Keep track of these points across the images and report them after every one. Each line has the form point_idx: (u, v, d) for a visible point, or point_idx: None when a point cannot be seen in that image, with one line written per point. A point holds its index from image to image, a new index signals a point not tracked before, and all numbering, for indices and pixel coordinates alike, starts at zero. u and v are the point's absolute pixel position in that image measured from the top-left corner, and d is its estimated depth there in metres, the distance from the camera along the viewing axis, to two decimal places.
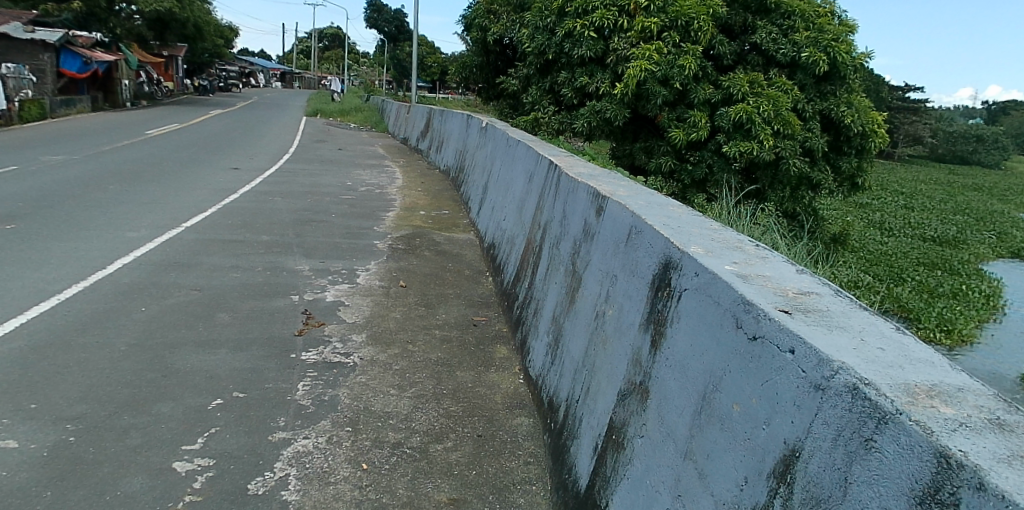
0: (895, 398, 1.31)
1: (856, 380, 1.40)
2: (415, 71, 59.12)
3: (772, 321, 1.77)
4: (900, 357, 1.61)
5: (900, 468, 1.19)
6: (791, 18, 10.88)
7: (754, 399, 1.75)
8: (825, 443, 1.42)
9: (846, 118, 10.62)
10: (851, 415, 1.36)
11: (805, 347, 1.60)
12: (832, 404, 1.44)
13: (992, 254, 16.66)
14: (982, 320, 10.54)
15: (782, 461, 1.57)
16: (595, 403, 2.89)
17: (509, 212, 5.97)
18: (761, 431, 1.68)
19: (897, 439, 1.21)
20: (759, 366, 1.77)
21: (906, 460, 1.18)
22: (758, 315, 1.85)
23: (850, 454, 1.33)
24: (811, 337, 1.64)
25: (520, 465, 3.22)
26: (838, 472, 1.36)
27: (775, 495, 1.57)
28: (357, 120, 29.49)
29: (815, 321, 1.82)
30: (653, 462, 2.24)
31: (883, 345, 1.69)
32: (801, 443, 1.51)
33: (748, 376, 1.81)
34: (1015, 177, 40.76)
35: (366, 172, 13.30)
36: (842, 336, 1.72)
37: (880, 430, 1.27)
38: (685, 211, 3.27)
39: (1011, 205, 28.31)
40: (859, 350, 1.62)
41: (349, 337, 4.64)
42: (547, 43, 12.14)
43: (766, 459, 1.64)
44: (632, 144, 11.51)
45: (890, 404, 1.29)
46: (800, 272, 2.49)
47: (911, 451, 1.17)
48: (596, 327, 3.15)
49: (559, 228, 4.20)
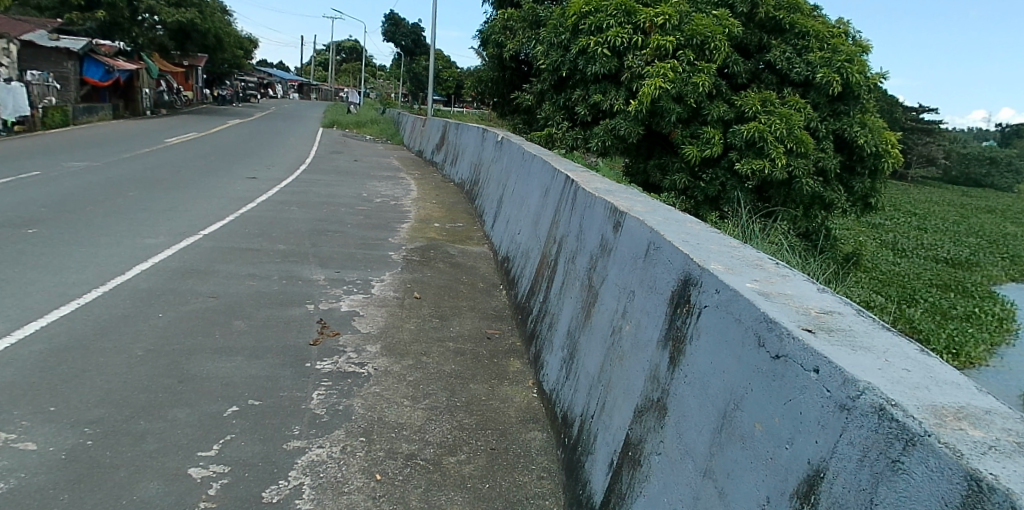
0: (924, 420, 1.33)
1: (882, 401, 1.43)
2: (430, 83, 59.53)
3: (796, 341, 1.81)
4: (926, 378, 1.63)
5: (929, 489, 1.21)
6: (805, 38, 10.88)
7: (777, 418, 1.78)
8: (850, 463, 1.45)
9: (860, 139, 10.55)
10: (878, 437, 1.39)
11: (831, 366, 1.63)
12: (858, 425, 1.47)
13: (1005, 277, 16.50)
14: (994, 343, 10.43)
15: (805, 481, 1.60)
16: (610, 419, 2.90)
17: (524, 226, 5.99)
18: (785, 451, 1.71)
19: (926, 461, 1.23)
20: (782, 385, 1.80)
21: (936, 482, 1.19)
22: (781, 334, 1.88)
23: (876, 475, 1.36)
24: (835, 357, 1.67)
25: (533, 479, 3.21)
26: (864, 493, 1.38)
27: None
28: (372, 132, 29.76)
29: (839, 341, 1.85)
30: (669, 481, 2.26)
31: (909, 366, 1.71)
32: (825, 463, 1.54)
33: (770, 395, 1.83)
34: None
35: (381, 183, 13.40)
36: (866, 356, 1.75)
37: (908, 452, 1.29)
38: (703, 227, 3.27)
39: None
40: (886, 371, 1.64)
41: (363, 348, 4.65)
42: (561, 60, 12.24)
43: (788, 479, 1.66)
44: (646, 161, 11.47)
45: (918, 426, 1.31)
46: (821, 290, 2.52)
47: (940, 473, 1.19)
48: (613, 343, 3.15)
49: (575, 243, 4.19)
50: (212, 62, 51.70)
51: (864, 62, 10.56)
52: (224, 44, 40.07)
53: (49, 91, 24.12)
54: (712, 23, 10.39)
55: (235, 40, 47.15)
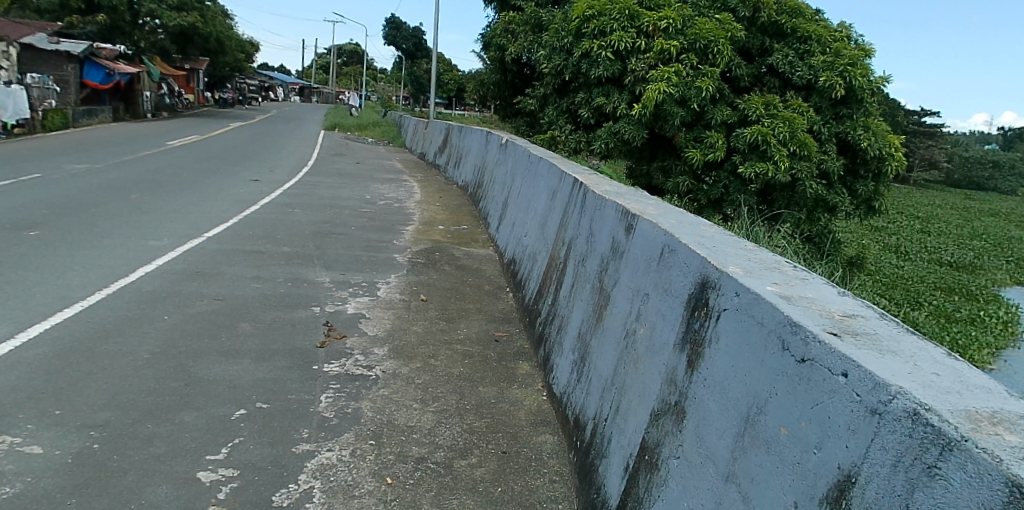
0: (959, 425, 1.33)
1: (916, 406, 1.44)
2: (431, 86, 59.73)
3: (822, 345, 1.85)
4: (959, 384, 1.66)
5: (967, 497, 1.20)
6: (808, 41, 10.84)
7: (804, 423, 1.83)
8: (882, 469, 1.46)
9: (863, 142, 10.51)
10: (913, 441, 1.39)
11: (860, 370, 1.66)
12: (890, 429, 1.47)
13: (1010, 280, 16.49)
14: (999, 346, 10.40)
15: (834, 487, 1.63)
16: (625, 422, 2.92)
17: (530, 229, 5.95)
18: (813, 455, 1.75)
19: (964, 467, 1.22)
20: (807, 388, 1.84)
21: (975, 488, 1.18)
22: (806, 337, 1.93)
23: (912, 481, 1.36)
24: (864, 361, 1.71)
25: (545, 483, 3.18)
26: (899, 499, 1.39)
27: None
28: (374, 134, 29.81)
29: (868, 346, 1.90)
30: (690, 485, 2.35)
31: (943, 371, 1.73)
32: (856, 469, 1.57)
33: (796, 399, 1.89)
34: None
35: (383, 185, 13.38)
36: (896, 362, 1.78)
37: (944, 457, 1.28)
38: (717, 229, 3.23)
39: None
40: (918, 374, 1.65)
41: (370, 350, 4.61)
42: (564, 64, 12.25)
43: (817, 484, 1.70)
44: (649, 164, 11.47)
45: (954, 431, 1.30)
46: (842, 292, 2.52)
47: (981, 479, 1.18)
48: (626, 346, 3.13)
49: (584, 246, 4.17)
50: (213, 65, 51.78)
51: (867, 66, 10.55)
52: (224, 47, 40.10)
53: (49, 94, 24.11)
54: (716, 27, 10.31)
55: (235, 43, 47.20)
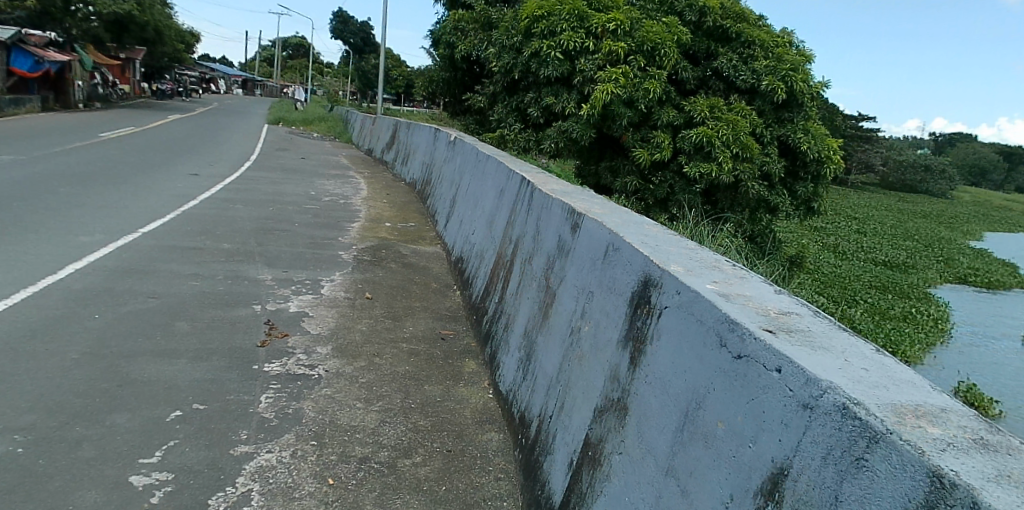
0: (884, 420, 1.61)
1: (844, 401, 1.71)
2: (380, 83, 58.97)
3: (758, 342, 2.06)
4: (883, 378, 1.95)
5: (893, 485, 1.46)
6: (751, 46, 11.10)
7: (741, 417, 2.03)
8: (814, 460, 1.71)
9: (803, 145, 10.86)
10: (842, 433, 1.66)
11: (794, 367, 1.90)
12: (821, 423, 1.73)
13: (939, 279, 17.32)
14: (930, 342, 10.90)
15: (769, 478, 1.86)
16: (569, 419, 2.94)
17: (478, 227, 5.93)
18: (750, 448, 1.96)
19: (888, 458, 1.50)
20: (745, 383, 2.05)
21: (899, 477, 1.45)
22: (743, 334, 2.12)
23: (840, 472, 1.62)
24: (797, 358, 1.95)
25: (490, 480, 3.17)
26: (829, 490, 1.64)
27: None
28: (321, 130, 29.24)
29: (798, 341, 2.09)
30: (631, 480, 2.42)
31: (867, 366, 2.01)
32: (789, 461, 1.80)
33: (734, 394, 2.08)
34: (956, 209, 42.78)
35: (329, 182, 13.13)
36: (825, 357, 2.01)
37: (871, 449, 1.55)
38: (660, 229, 3.29)
39: (956, 234, 29.66)
40: (845, 370, 1.94)
41: (313, 349, 4.51)
42: (513, 62, 12.27)
43: (753, 476, 1.91)
44: (597, 164, 11.62)
45: (880, 424, 1.58)
46: (778, 290, 2.58)
47: (904, 469, 1.44)
48: (571, 344, 3.15)
49: (531, 244, 4.19)
50: (152, 55, 49.85)
51: (808, 71, 10.88)
52: (164, 36, 38.65)
53: None
54: (662, 30, 10.41)
55: (175, 33, 45.56)
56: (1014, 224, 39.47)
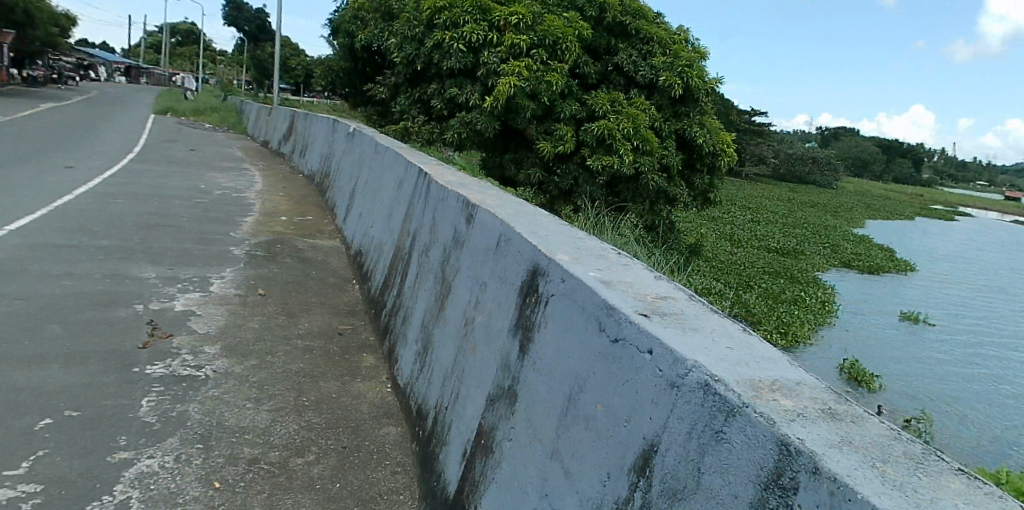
0: (742, 394, 1.74)
1: (706, 378, 1.82)
2: (281, 73, 56.84)
3: (632, 325, 2.12)
4: (746, 355, 2.06)
5: (746, 455, 1.60)
6: (649, 43, 11.43)
7: (616, 398, 2.09)
8: (679, 436, 1.82)
9: (699, 138, 11.36)
10: (704, 409, 1.77)
11: (663, 348, 1.97)
12: (686, 399, 1.84)
13: (826, 264, 18.59)
14: (819, 322, 11.69)
15: (640, 456, 1.94)
16: (463, 409, 2.94)
17: (376, 220, 5.85)
18: (624, 428, 2.02)
19: (743, 430, 1.63)
20: (620, 365, 2.11)
21: (752, 448, 1.59)
22: (620, 319, 2.18)
23: (701, 445, 1.74)
24: (666, 339, 2.02)
25: (386, 475, 3.14)
26: (692, 463, 1.75)
27: (635, 488, 1.92)
28: (215, 120, 27.88)
29: (670, 323, 2.17)
30: (520, 465, 2.45)
31: (732, 344, 2.12)
32: (658, 438, 1.89)
33: (611, 376, 2.14)
34: (841, 199, 46.01)
35: (222, 175, 12.54)
36: (695, 338, 2.10)
37: (728, 423, 1.68)
38: (552, 219, 3.34)
39: (840, 221, 31.90)
40: (711, 348, 2.04)
41: (200, 349, 4.31)
42: (416, 53, 12.14)
43: (626, 455, 1.99)
44: (502, 156, 11.65)
45: (736, 399, 1.71)
46: (659, 276, 2.67)
47: (755, 440, 1.58)
48: (465, 334, 3.15)
49: (428, 236, 4.15)
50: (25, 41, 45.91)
51: (702, 68, 11.35)
52: (37, 19, 35.67)
53: None
54: (564, 24, 10.64)
55: (50, 17, 42.11)
56: (890, 212, 42.92)
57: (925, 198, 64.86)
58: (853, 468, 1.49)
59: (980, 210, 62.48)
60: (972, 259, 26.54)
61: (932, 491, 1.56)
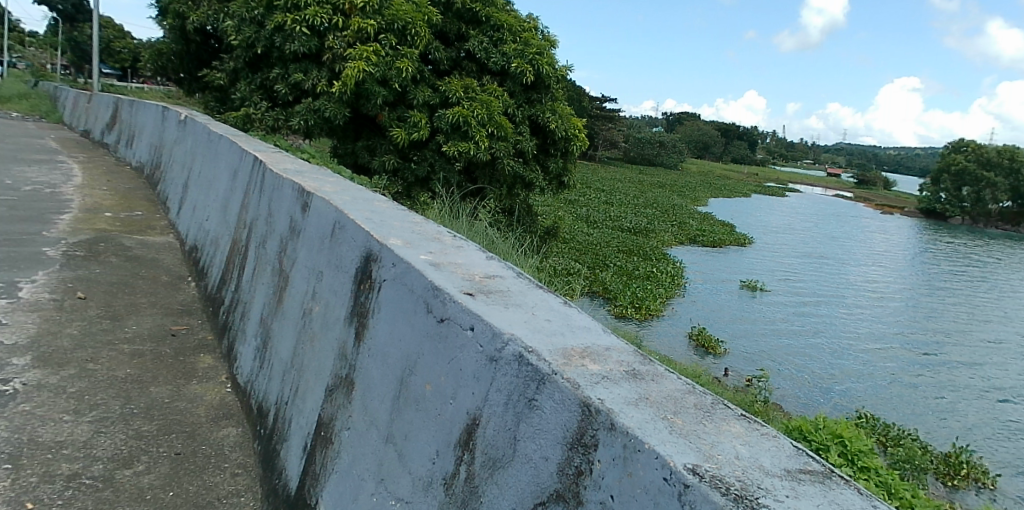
0: (552, 363, 1.84)
1: (521, 349, 1.90)
2: (104, 57, 51.64)
3: (456, 304, 2.14)
4: (563, 325, 2.16)
5: (556, 419, 1.73)
6: (499, 30, 11.50)
7: (442, 377, 2.11)
8: (498, 407, 1.89)
9: (551, 124, 11.66)
10: (519, 379, 1.86)
11: (483, 324, 2.02)
12: (504, 372, 1.90)
13: (674, 241, 19.96)
14: (670, 296, 12.58)
15: (464, 431, 1.99)
16: (303, 402, 2.87)
17: (212, 213, 5.52)
18: (449, 405, 2.06)
19: (553, 396, 1.76)
20: (445, 344, 2.13)
21: (561, 411, 1.73)
22: (444, 299, 2.19)
23: (517, 414, 1.83)
24: (486, 315, 2.06)
25: (225, 478, 3.00)
26: (509, 432, 1.84)
27: (461, 462, 1.97)
28: (20, 108, 24.87)
29: (494, 300, 2.23)
30: (357, 453, 2.42)
31: (551, 316, 2.22)
32: (479, 412, 1.95)
33: (438, 356, 2.15)
34: (689, 181, 49.44)
35: (32, 169, 11.23)
36: (516, 312, 2.17)
37: (540, 390, 1.80)
38: (390, 204, 3.31)
39: (685, 201, 34.31)
40: (530, 321, 2.12)
41: (5, 361, 3.87)
42: (256, 36, 11.28)
43: (452, 431, 2.03)
44: (354, 143, 11.27)
45: (546, 367, 1.83)
46: (489, 255, 2.74)
47: (563, 404, 1.73)
48: (303, 326, 3.06)
49: (265, 227, 3.97)
50: None
51: (552, 55, 11.69)
52: None
53: None
54: (412, 9, 10.43)
55: None
56: (730, 192, 46.77)
57: (759, 176, 71.37)
58: (644, 419, 1.67)
59: (805, 187, 69.73)
60: (796, 230, 29.63)
61: (714, 436, 1.72)
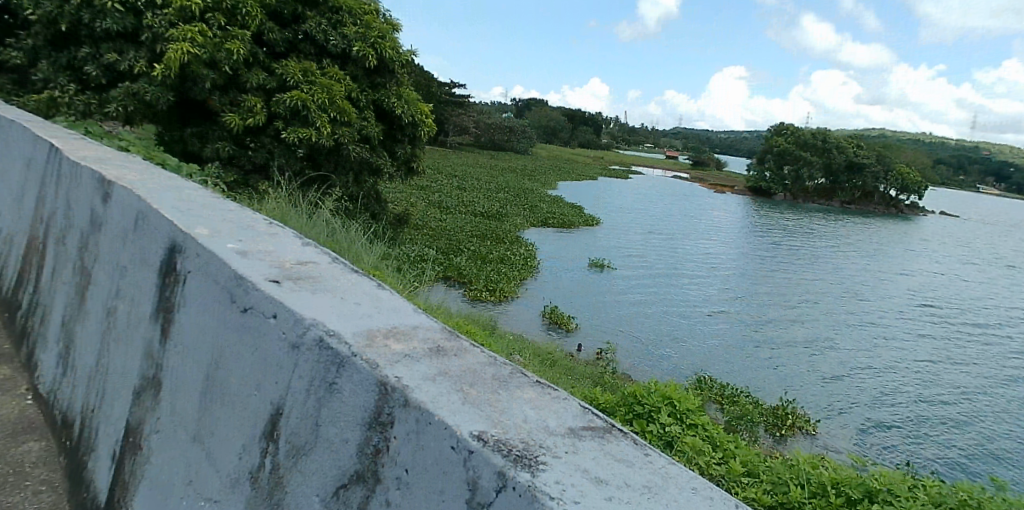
0: (352, 345, 1.87)
1: (322, 333, 1.91)
2: None
3: (258, 293, 2.11)
4: (372, 308, 2.21)
5: (356, 401, 1.77)
6: (338, 12, 11.12)
7: (247, 369, 2.08)
8: (300, 394, 1.89)
9: (397, 109, 11.55)
10: (320, 364, 1.87)
11: (285, 312, 2.00)
12: (305, 358, 1.91)
13: (526, 224, 20.58)
14: (523, 277, 13.00)
15: (269, 422, 1.97)
16: (110, 408, 2.69)
17: (2, 210, 4.94)
18: (255, 397, 2.03)
19: (351, 378, 1.79)
20: (249, 333, 2.09)
21: (360, 393, 1.76)
22: (247, 288, 2.14)
23: (318, 401, 1.85)
24: (289, 302, 2.05)
25: (25, 497, 2.75)
26: (311, 418, 1.86)
27: (267, 454, 1.96)
28: None
29: (301, 287, 2.22)
30: (166, 456, 2.33)
31: (360, 299, 2.25)
32: (283, 402, 1.94)
33: (242, 346, 2.11)
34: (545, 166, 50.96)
35: None
36: (324, 297, 2.19)
37: (339, 374, 1.82)
38: (204, 193, 3.17)
39: (539, 186, 35.40)
40: (337, 306, 2.13)
41: None
42: (59, 10, 9.85)
43: (258, 423, 2.01)
44: (182, 130, 10.27)
45: (346, 350, 1.85)
46: (306, 243, 2.72)
47: (361, 385, 1.77)
48: (108, 326, 2.86)
49: (65, 221, 3.63)
50: None
51: (395, 40, 11.53)
52: None
53: None
54: None
55: None
56: (582, 175, 48.80)
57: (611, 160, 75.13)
58: (438, 391, 1.74)
59: (653, 169, 74.12)
60: (642, 210, 31.60)
61: (505, 402, 1.80)
